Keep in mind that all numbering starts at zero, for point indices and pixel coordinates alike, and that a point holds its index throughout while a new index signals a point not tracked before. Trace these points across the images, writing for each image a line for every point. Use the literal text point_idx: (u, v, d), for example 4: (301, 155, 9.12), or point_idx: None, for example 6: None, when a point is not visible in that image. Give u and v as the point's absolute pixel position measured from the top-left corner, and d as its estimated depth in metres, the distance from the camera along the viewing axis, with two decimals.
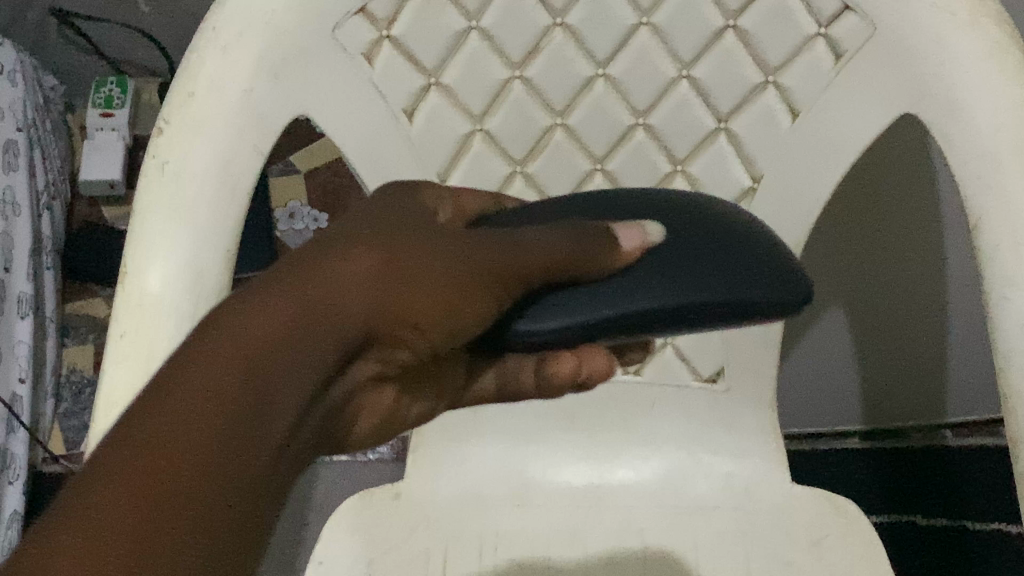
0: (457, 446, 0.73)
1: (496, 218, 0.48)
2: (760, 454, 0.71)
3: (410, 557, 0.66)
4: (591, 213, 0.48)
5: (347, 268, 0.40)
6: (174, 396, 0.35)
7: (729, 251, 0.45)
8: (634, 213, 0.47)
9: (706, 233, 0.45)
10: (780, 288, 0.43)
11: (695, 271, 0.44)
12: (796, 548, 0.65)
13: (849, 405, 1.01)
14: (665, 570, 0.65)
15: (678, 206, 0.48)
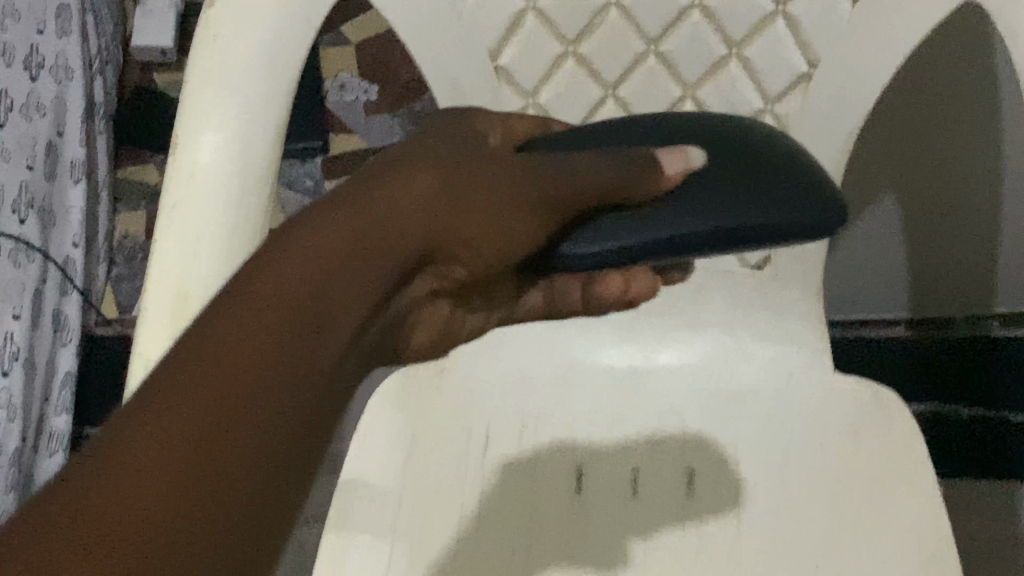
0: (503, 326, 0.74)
1: (547, 141, 0.48)
2: (805, 343, 0.71)
3: (455, 432, 0.67)
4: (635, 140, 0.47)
5: (401, 187, 0.40)
6: (235, 309, 0.35)
7: (767, 172, 0.44)
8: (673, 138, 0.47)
9: (740, 157, 0.45)
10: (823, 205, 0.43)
11: (728, 189, 0.43)
12: (834, 435, 0.66)
13: (895, 294, 1.01)
14: (704, 454, 0.67)
15: (721, 132, 0.47)
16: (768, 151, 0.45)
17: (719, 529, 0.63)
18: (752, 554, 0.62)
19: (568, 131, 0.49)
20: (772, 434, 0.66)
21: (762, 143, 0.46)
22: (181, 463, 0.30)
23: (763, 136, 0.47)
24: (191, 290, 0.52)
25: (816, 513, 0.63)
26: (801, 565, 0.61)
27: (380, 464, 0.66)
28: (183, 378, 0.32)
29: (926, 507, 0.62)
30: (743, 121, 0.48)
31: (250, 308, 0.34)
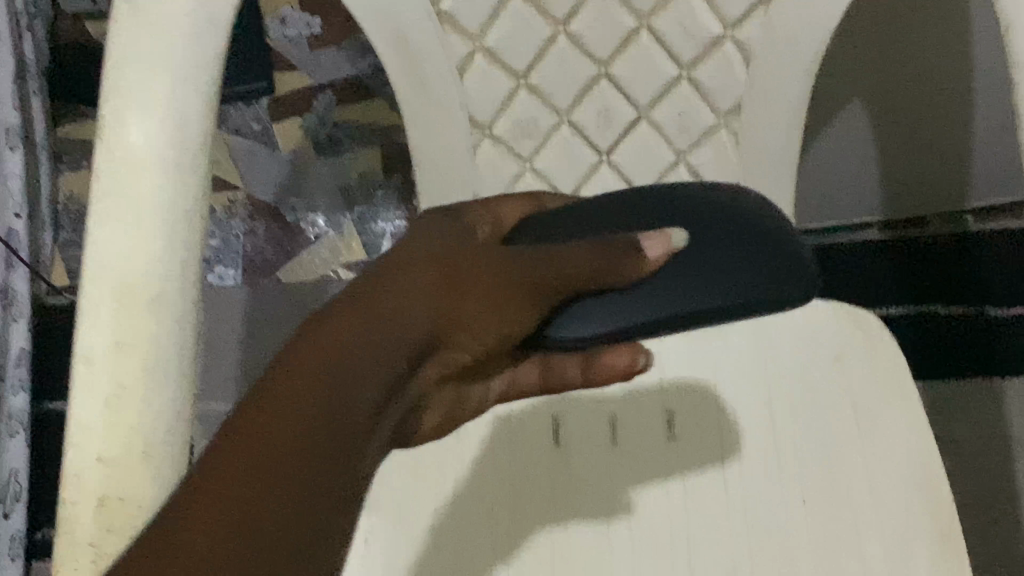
0: None
1: (536, 228, 0.45)
2: None
3: None
4: (621, 219, 0.45)
5: (404, 280, 0.39)
6: (245, 431, 0.34)
7: (747, 252, 0.43)
8: (660, 217, 0.45)
9: (723, 233, 0.43)
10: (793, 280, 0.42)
11: (708, 268, 0.42)
12: (818, 366, 0.65)
13: (866, 198, 0.98)
14: (695, 399, 0.65)
15: (706, 205, 0.45)
16: (754, 224, 0.44)
17: (706, 473, 0.62)
18: (742, 496, 0.61)
19: (556, 214, 0.46)
20: (750, 370, 0.65)
21: (742, 215, 0.44)
22: (215, 563, 0.31)
23: (752, 207, 0.45)
24: (138, 285, 0.43)
25: (802, 449, 0.62)
26: (790, 503, 0.61)
27: None
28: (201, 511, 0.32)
29: (911, 437, 0.62)
30: (732, 190, 0.47)
31: (276, 393, 0.34)
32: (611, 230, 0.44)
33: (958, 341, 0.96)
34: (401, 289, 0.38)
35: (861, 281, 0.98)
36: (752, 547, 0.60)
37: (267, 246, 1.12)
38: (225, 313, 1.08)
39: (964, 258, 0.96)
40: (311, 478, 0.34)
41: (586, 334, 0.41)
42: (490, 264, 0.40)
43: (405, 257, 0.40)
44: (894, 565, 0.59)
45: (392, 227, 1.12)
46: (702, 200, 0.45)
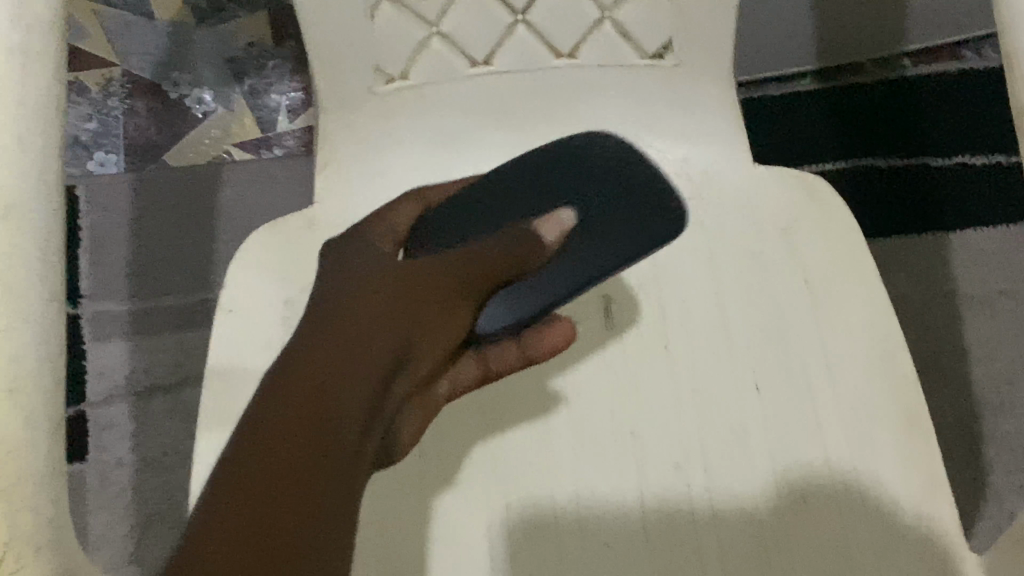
0: (376, 152, 0.63)
1: (431, 228, 0.54)
2: (720, 135, 0.63)
3: None
4: (496, 222, 0.54)
5: (365, 312, 0.41)
6: (255, 462, 0.35)
7: (619, 212, 0.51)
8: (523, 211, 0.54)
9: (574, 195, 0.53)
10: (656, 220, 0.50)
11: (589, 228, 0.51)
12: (766, 236, 0.61)
13: (797, 54, 0.93)
14: (644, 279, 0.61)
15: (549, 179, 0.54)
16: (610, 168, 0.53)
17: (652, 362, 0.58)
18: (692, 386, 0.57)
19: (437, 216, 0.54)
20: (696, 251, 0.61)
21: (584, 164, 0.54)
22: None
23: (607, 152, 0.54)
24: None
25: (753, 330, 0.58)
26: (743, 389, 0.57)
27: (264, 346, 0.58)
28: (226, 538, 0.33)
29: (869, 317, 0.57)
30: (589, 143, 0.55)
31: (276, 425, 0.37)
32: (494, 228, 0.53)
33: (905, 186, 0.92)
34: (361, 322, 0.41)
35: (791, 137, 0.95)
36: (701, 436, 0.56)
37: (151, 126, 1.03)
38: (110, 198, 1.00)
39: (903, 110, 0.95)
40: (321, 502, 0.35)
41: (500, 321, 0.50)
42: (429, 272, 0.44)
43: (355, 287, 0.43)
44: (858, 450, 0.54)
45: (287, 99, 1.05)
46: (541, 174, 0.55)
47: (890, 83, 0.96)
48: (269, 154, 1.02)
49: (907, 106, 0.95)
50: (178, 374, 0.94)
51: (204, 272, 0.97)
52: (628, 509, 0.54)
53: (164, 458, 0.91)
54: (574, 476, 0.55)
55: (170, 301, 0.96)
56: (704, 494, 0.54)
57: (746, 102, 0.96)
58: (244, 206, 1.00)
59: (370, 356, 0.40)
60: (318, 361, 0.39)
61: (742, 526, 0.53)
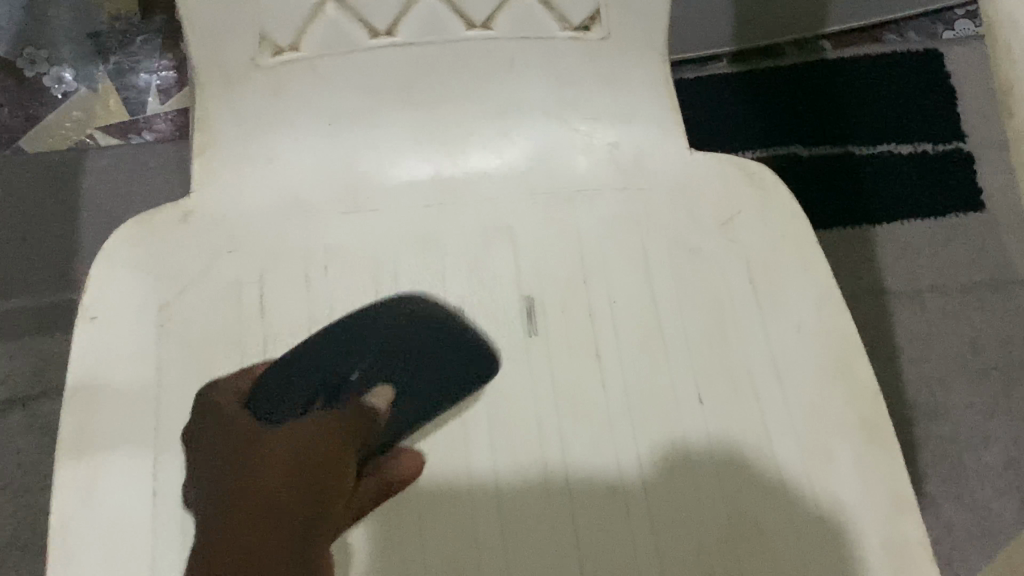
0: (264, 134, 0.55)
1: (271, 395, 0.48)
2: (650, 115, 0.57)
3: (217, 290, 0.52)
4: (329, 376, 0.50)
5: (266, 473, 0.44)
6: None
7: (439, 363, 0.53)
8: (349, 362, 0.51)
9: (394, 355, 0.52)
10: (470, 365, 0.52)
11: (420, 389, 0.51)
12: (703, 231, 0.54)
13: (716, 41, 0.88)
14: (573, 277, 0.54)
15: (367, 339, 0.52)
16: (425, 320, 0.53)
17: (584, 372, 0.52)
18: (626, 400, 0.51)
19: (268, 371, 0.49)
20: (627, 244, 0.54)
21: (398, 320, 0.53)
22: None
23: (412, 310, 0.53)
24: None
25: (692, 335, 0.52)
26: (685, 401, 0.50)
27: (134, 357, 0.50)
28: None
29: (823, 321, 0.51)
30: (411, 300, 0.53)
31: None
32: (328, 382, 0.50)
33: (828, 176, 0.88)
34: (266, 488, 0.43)
35: (709, 125, 0.90)
36: (640, 456, 0.49)
37: (3, 109, 0.92)
38: None
39: (824, 94, 0.91)
40: None
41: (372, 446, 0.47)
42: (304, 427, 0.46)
43: (239, 451, 0.45)
44: (812, 468, 0.48)
45: (159, 78, 0.93)
46: (355, 327, 0.52)
47: (813, 68, 0.91)
48: (138, 139, 0.94)
49: (830, 93, 0.91)
50: (38, 384, 0.85)
51: (64, 270, 0.89)
52: (557, 539, 0.48)
53: (23, 480, 0.82)
54: (495, 504, 0.49)
55: (27, 304, 0.87)
56: (645, 515, 0.48)
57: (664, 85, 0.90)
58: (112, 194, 0.91)
59: (290, 506, 0.43)
60: (242, 536, 0.42)
61: (689, 554, 0.47)
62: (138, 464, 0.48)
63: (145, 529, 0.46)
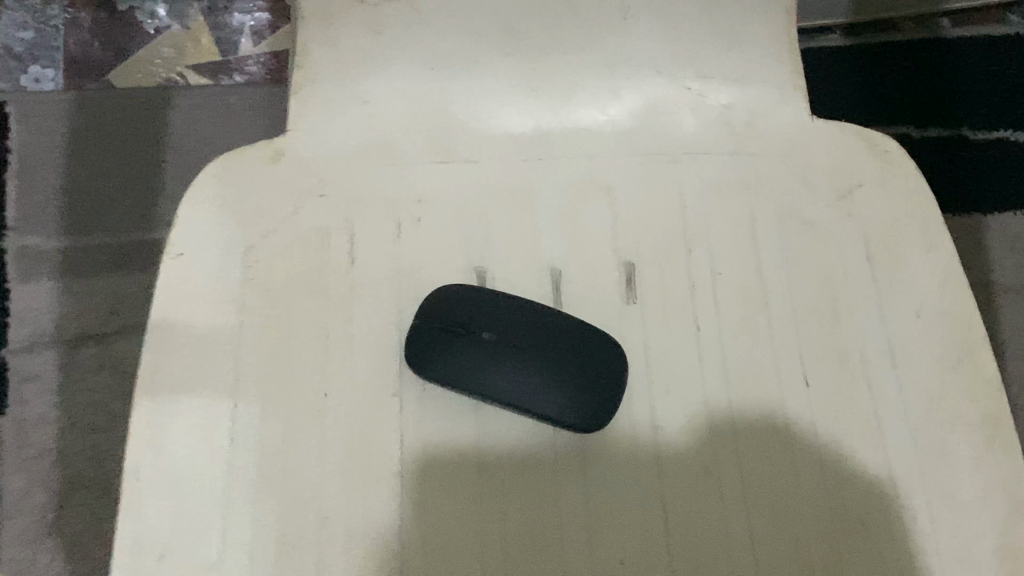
0: (361, 74, 0.53)
1: (421, 351, 0.47)
2: (770, 76, 0.53)
3: (303, 234, 0.50)
4: (461, 321, 0.47)
5: None
6: None
7: (578, 365, 0.47)
8: (482, 324, 0.47)
9: (529, 330, 0.47)
10: (589, 347, 0.47)
11: (551, 372, 0.46)
12: (818, 201, 0.51)
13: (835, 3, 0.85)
14: (675, 240, 0.51)
15: (506, 312, 0.48)
16: (543, 319, 0.48)
17: (680, 342, 0.49)
18: (725, 373, 0.48)
19: (414, 335, 0.47)
20: (733, 211, 0.51)
21: (523, 316, 0.48)
22: None
23: (543, 312, 0.48)
24: None
25: (799, 315, 0.49)
26: (791, 380, 0.47)
27: (216, 298, 0.48)
28: None
29: (947, 307, 0.48)
30: (519, 300, 0.49)
31: None
32: (460, 340, 0.47)
33: (937, 158, 0.85)
34: None
35: (820, 96, 0.87)
36: (739, 438, 0.46)
37: (94, 40, 0.94)
38: (47, 116, 0.91)
39: (938, 73, 0.88)
40: None
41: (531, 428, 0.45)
42: None
43: None
44: (927, 462, 0.45)
45: (251, 19, 0.96)
46: (486, 304, 0.48)
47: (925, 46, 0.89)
48: (229, 81, 0.94)
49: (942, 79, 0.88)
50: (113, 322, 0.85)
51: (150, 210, 0.89)
52: (645, 525, 0.45)
53: (92, 419, 0.82)
54: (582, 481, 0.46)
55: (108, 241, 0.88)
56: (742, 504, 0.45)
57: None
58: (201, 132, 0.91)
59: None
60: None
61: (786, 546, 0.44)
62: (214, 409, 0.45)
63: (216, 475, 0.44)
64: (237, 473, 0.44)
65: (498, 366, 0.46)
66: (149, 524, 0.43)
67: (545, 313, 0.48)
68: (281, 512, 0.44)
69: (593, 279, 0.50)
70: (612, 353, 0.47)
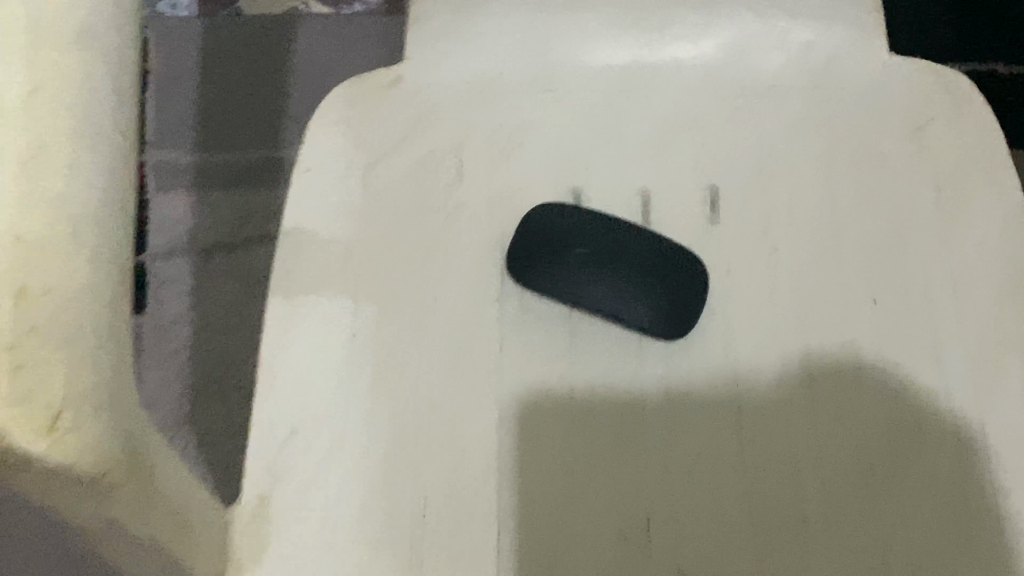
0: (474, 11, 0.58)
1: (523, 264, 0.52)
2: (851, 17, 0.57)
3: (420, 156, 0.56)
4: (558, 238, 0.52)
5: None
6: None
7: (667, 277, 0.52)
8: (576, 239, 0.53)
9: (620, 246, 0.52)
10: (677, 263, 0.52)
11: (642, 284, 0.52)
12: (893, 136, 0.55)
13: None
14: (757, 165, 0.55)
15: (598, 229, 0.53)
16: (634, 235, 0.53)
17: (758, 265, 0.53)
18: (800, 294, 0.52)
19: (515, 250, 0.53)
20: (814, 145, 0.55)
21: (616, 233, 0.53)
22: None
23: (631, 229, 0.53)
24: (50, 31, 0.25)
25: (867, 243, 0.53)
26: (858, 301, 0.52)
27: (340, 213, 0.54)
28: None
29: (1007, 239, 0.52)
30: (611, 218, 0.54)
31: None
32: (558, 254, 0.52)
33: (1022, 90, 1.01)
34: None
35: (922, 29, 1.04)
36: (808, 354, 0.51)
37: None
38: (183, 44, 1.02)
39: None
40: None
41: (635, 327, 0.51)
42: None
43: None
44: (980, 381, 0.50)
45: None
46: (580, 221, 0.53)
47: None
48: (348, 11, 1.03)
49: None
50: (242, 234, 0.95)
51: (275, 131, 0.99)
52: (720, 427, 0.50)
53: (224, 319, 0.92)
54: (664, 387, 0.51)
55: (239, 158, 0.98)
56: (810, 415, 0.50)
57: None
58: (321, 59, 1.01)
59: None
60: None
61: (848, 451, 0.49)
62: (336, 311, 0.51)
63: (338, 372, 0.50)
64: (358, 369, 0.50)
65: (593, 277, 0.52)
66: (281, 414, 0.49)
67: (637, 229, 0.53)
68: (396, 405, 0.50)
69: (680, 204, 0.55)
70: (696, 267, 0.52)
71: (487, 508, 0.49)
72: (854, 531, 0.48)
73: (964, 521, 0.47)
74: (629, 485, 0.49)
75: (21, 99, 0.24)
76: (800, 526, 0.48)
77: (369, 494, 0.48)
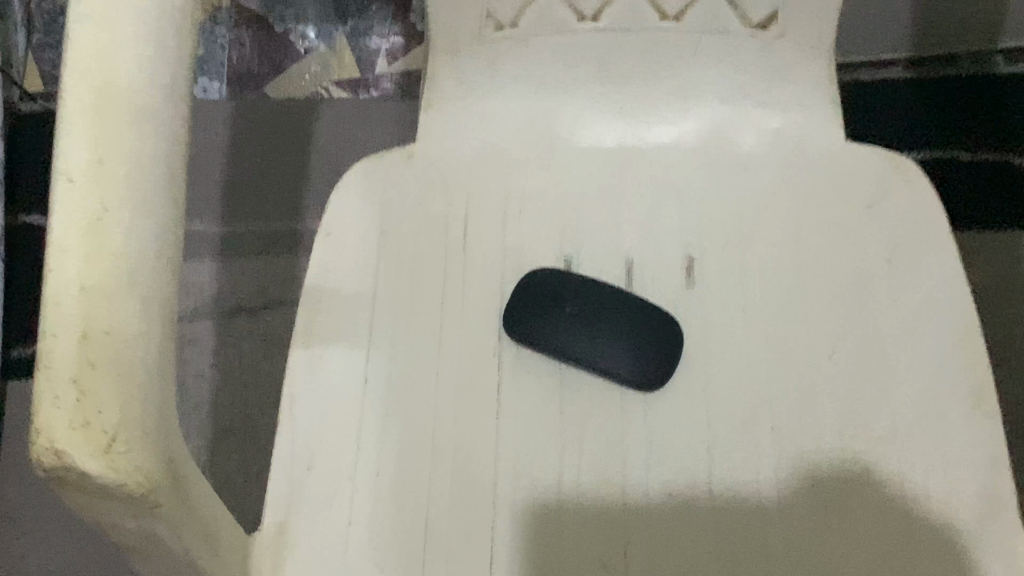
0: (481, 96, 0.66)
1: (519, 315, 0.59)
2: (815, 105, 0.65)
3: (429, 221, 0.62)
4: (551, 296, 0.60)
5: None
6: None
7: (645, 331, 0.59)
8: (566, 300, 0.60)
9: (604, 308, 0.60)
10: (654, 320, 0.59)
11: (622, 339, 0.59)
12: (851, 208, 0.62)
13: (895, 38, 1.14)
14: (730, 232, 0.62)
15: (586, 292, 0.60)
16: (616, 297, 0.60)
17: (730, 322, 0.60)
18: (767, 348, 0.59)
19: (512, 304, 0.60)
20: (782, 217, 0.62)
21: (601, 295, 0.60)
22: None
23: (614, 292, 0.61)
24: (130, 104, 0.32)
25: (827, 302, 0.59)
26: (819, 353, 0.58)
27: (358, 271, 0.60)
28: None
29: (952, 295, 0.58)
30: (597, 283, 0.61)
31: None
32: (550, 309, 0.59)
33: (989, 175, 1.11)
34: None
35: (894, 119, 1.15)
36: (772, 400, 0.57)
37: (255, 58, 1.14)
38: (213, 121, 1.10)
39: (992, 102, 1.15)
40: None
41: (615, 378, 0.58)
42: None
43: None
44: (926, 419, 0.55)
45: (387, 44, 1.15)
46: (570, 283, 0.61)
47: (946, 80, 1.16)
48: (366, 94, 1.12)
49: (962, 105, 1.15)
50: (263, 299, 1.02)
51: (296, 204, 1.06)
52: (689, 465, 0.56)
53: (244, 376, 0.99)
54: (643, 429, 0.57)
55: (262, 227, 1.05)
56: (773, 452, 0.56)
57: (851, 83, 1.17)
58: (340, 138, 1.09)
59: None
60: None
61: (806, 486, 0.55)
62: (353, 357, 0.58)
63: (353, 410, 0.57)
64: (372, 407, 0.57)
65: (578, 332, 0.59)
66: (301, 446, 0.55)
67: (619, 292, 0.61)
68: (403, 440, 0.56)
69: (661, 267, 0.62)
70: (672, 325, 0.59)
71: (482, 534, 0.54)
72: (807, 555, 0.53)
73: (909, 543, 0.52)
74: (608, 516, 0.55)
75: (93, 167, 0.31)
76: (760, 551, 0.53)
77: (377, 518, 0.54)
